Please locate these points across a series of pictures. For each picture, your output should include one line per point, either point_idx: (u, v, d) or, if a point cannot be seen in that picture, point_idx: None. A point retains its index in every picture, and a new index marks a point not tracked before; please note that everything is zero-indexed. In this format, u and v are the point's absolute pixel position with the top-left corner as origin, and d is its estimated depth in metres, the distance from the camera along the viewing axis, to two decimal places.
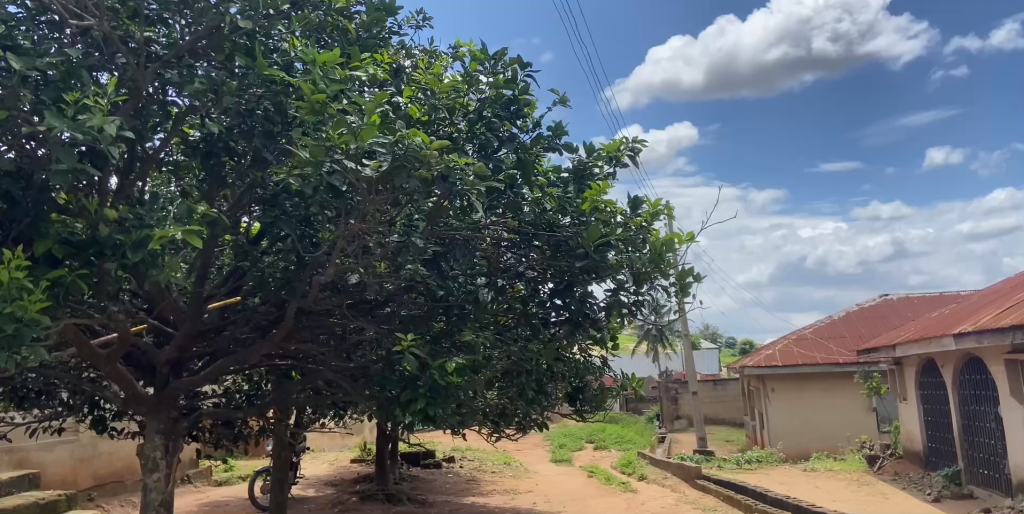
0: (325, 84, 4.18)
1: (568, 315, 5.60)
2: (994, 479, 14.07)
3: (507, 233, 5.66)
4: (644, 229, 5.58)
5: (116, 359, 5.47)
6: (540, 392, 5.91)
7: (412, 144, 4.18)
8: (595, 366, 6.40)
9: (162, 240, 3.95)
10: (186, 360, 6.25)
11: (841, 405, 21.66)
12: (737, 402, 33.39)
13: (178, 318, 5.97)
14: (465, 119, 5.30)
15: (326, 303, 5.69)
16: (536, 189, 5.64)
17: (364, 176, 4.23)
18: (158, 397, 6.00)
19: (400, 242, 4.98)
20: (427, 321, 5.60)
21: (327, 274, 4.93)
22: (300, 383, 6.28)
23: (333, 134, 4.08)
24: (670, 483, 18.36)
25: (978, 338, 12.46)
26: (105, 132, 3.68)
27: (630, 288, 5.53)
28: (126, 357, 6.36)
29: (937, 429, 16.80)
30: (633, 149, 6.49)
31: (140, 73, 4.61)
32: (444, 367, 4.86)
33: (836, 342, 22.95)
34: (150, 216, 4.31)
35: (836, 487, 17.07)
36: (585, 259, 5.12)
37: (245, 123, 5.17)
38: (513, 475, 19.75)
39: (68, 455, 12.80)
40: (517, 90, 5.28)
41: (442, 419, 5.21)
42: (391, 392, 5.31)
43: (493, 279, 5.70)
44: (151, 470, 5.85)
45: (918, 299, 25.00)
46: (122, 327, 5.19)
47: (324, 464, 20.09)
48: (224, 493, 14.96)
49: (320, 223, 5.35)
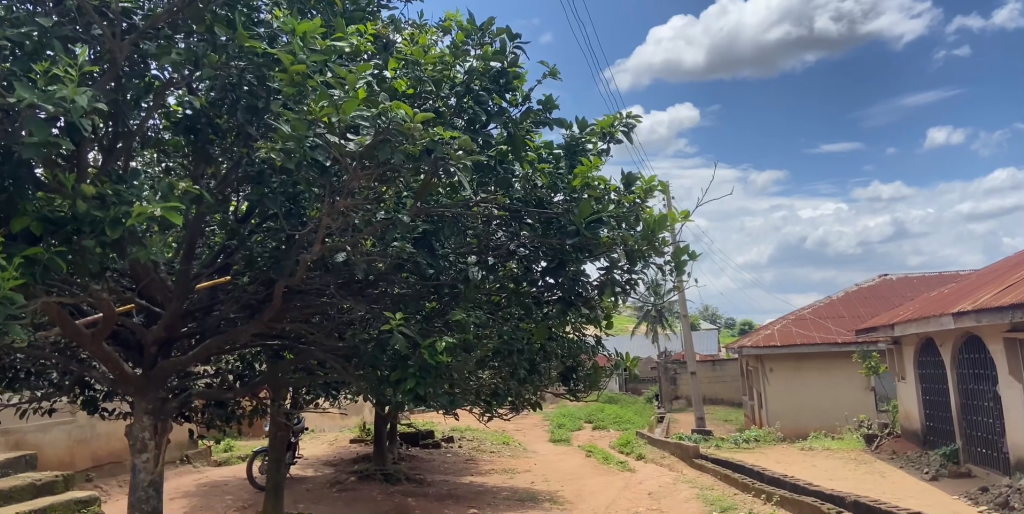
0: (305, 55, 4.03)
1: (560, 294, 5.37)
2: (992, 458, 14.06)
3: (497, 211, 5.50)
4: (637, 205, 5.42)
5: (101, 339, 5.38)
6: (534, 372, 5.82)
7: (396, 116, 3.99)
8: (589, 345, 6.26)
9: (141, 217, 3.87)
10: (174, 340, 6.16)
11: (839, 385, 21.63)
12: (736, 382, 33.45)
13: (166, 297, 5.88)
14: (453, 93, 5.15)
15: (315, 283, 5.60)
16: (526, 166, 5.51)
17: (347, 149, 4.14)
18: (146, 378, 5.92)
19: (388, 219, 4.84)
20: (416, 301, 5.47)
21: (313, 251, 4.84)
22: (291, 363, 6.19)
23: (314, 106, 3.94)
24: (667, 462, 18.38)
25: (976, 317, 12.39)
26: (78, 104, 3.59)
27: (624, 266, 5.29)
28: (114, 337, 6.28)
29: (935, 408, 16.79)
30: (627, 125, 6.34)
31: (116, 44, 4.46)
32: (435, 346, 4.87)
33: (834, 322, 22.90)
34: (130, 194, 4.22)
35: (834, 466, 17.10)
36: (577, 236, 4.93)
37: (229, 97, 5.02)
38: (512, 455, 19.77)
39: (66, 436, 12.78)
40: (506, 62, 5.17)
41: (433, 398, 5.13)
42: (382, 371, 5.23)
43: (484, 257, 5.56)
44: (139, 451, 5.79)
45: (917, 279, 24.90)
46: (108, 305, 5.11)
47: (323, 444, 20.13)
48: (223, 474, 14.97)
49: (307, 200, 5.25)
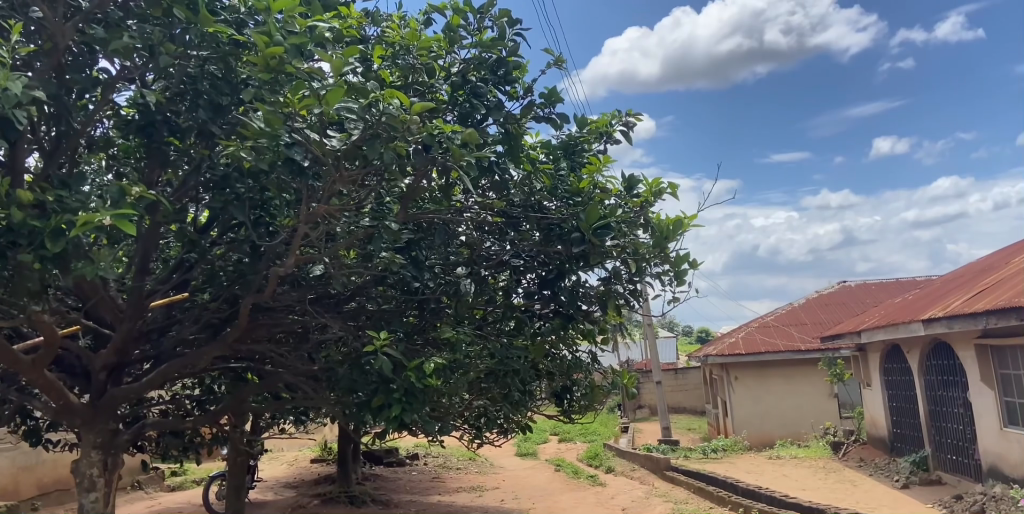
0: (281, 36, 3.55)
1: (556, 308, 4.98)
2: (962, 464, 13.99)
3: (491, 217, 5.06)
4: (644, 210, 4.99)
5: (42, 366, 4.77)
6: (525, 393, 5.37)
7: (388, 107, 3.57)
8: (584, 362, 5.80)
9: (87, 226, 3.34)
10: (125, 365, 5.56)
11: (806, 393, 21.53)
12: (698, 390, 33.38)
13: (116, 318, 5.29)
14: (447, 83, 4.72)
15: (285, 299, 5.07)
16: (526, 166, 4.98)
17: (329, 148, 3.71)
18: (94, 408, 5.32)
19: (370, 227, 4.32)
20: (398, 316, 5.01)
21: (286, 264, 4.33)
22: (257, 388, 5.65)
23: (292, 97, 3.48)
24: (638, 475, 18.00)
25: (949, 323, 12.26)
26: (11, 92, 3.06)
27: (626, 276, 4.89)
28: (57, 362, 5.66)
29: (903, 414, 16.73)
30: (625, 125, 5.92)
31: (57, 27, 3.90)
32: (422, 368, 4.39)
33: (798, 329, 22.89)
34: (74, 200, 3.66)
35: (804, 475, 16.91)
36: (584, 245, 4.43)
37: (188, 92, 4.46)
38: (479, 471, 19.21)
39: (9, 463, 11.92)
40: (507, 50, 4.70)
41: (419, 425, 4.64)
42: (360, 395, 4.72)
43: (474, 269, 5.05)
44: (87, 490, 5.15)
45: (877, 285, 25.07)
46: (50, 328, 4.50)
47: (283, 465, 19.34)
48: (177, 499, 14.16)
49: (277, 208, 4.72)
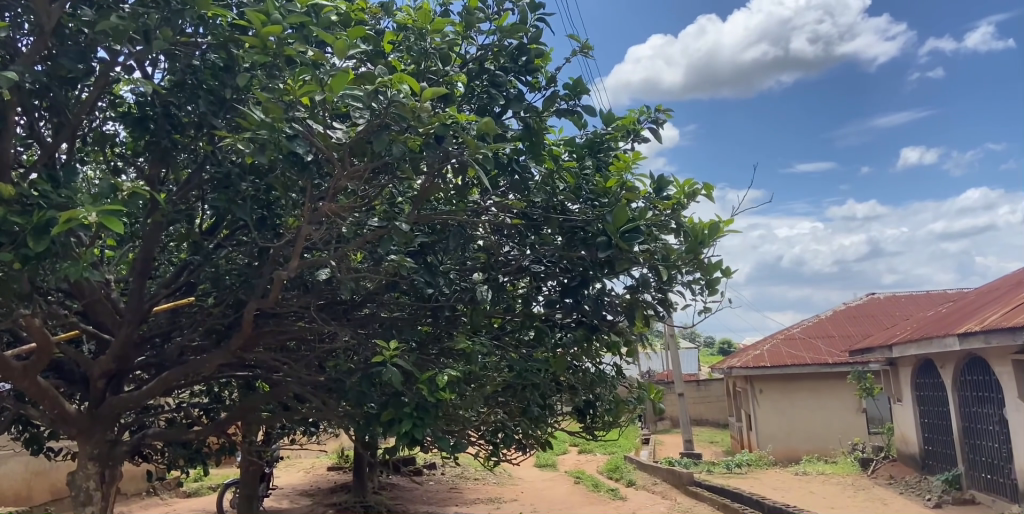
0: (279, 14, 3.33)
1: (580, 318, 4.67)
2: (998, 484, 13.42)
3: (511, 219, 4.73)
4: (676, 213, 4.61)
5: (34, 373, 4.51)
6: (547, 408, 5.02)
7: (396, 94, 3.26)
8: (609, 375, 5.40)
9: (68, 222, 3.05)
10: (126, 372, 5.33)
11: (833, 407, 20.95)
12: (721, 402, 32.83)
13: (115, 323, 5.05)
14: (463, 71, 4.46)
15: (291, 304, 4.80)
16: (547, 164, 4.63)
17: (334, 141, 3.45)
18: (92, 418, 5.07)
19: (380, 228, 4.03)
20: (411, 326, 4.75)
21: (290, 268, 4.03)
22: (262, 398, 5.37)
23: (292, 82, 3.25)
24: (660, 490, 17.56)
25: (985, 338, 11.74)
26: None
27: (656, 284, 4.53)
28: (57, 368, 5.45)
29: (935, 431, 16.13)
30: (654, 124, 5.58)
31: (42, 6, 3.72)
32: (434, 380, 4.06)
33: (825, 341, 22.32)
34: (60, 195, 3.40)
35: (832, 492, 16.37)
36: (611, 250, 4.05)
37: (188, 83, 4.31)
38: (497, 482, 18.83)
39: (21, 468, 11.77)
40: (528, 35, 4.46)
41: (433, 443, 4.32)
42: (370, 408, 4.43)
43: (492, 275, 4.77)
44: (83, 504, 4.90)
45: (906, 298, 24.44)
46: (41, 334, 4.25)
47: (299, 473, 19.14)
48: (191, 506, 13.94)
49: (283, 208, 4.44)
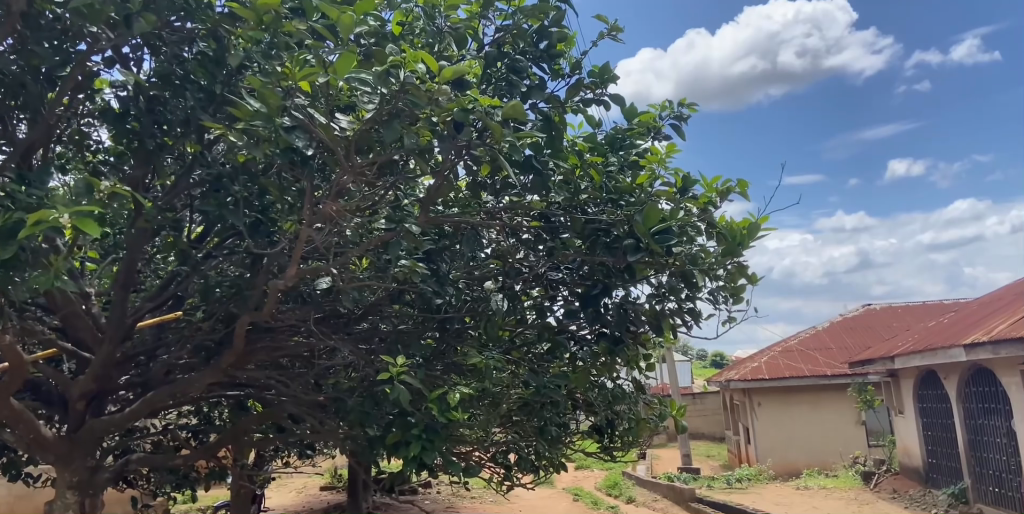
0: None
1: (601, 330, 4.32)
2: (1006, 498, 13.11)
3: (529, 222, 4.41)
4: (707, 213, 4.29)
5: (8, 394, 4.12)
6: (564, 427, 4.64)
7: (407, 76, 2.95)
8: (627, 392, 5.03)
9: (37, 225, 2.68)
10: (108, 393, 4.95)
11: (833, 420, 20.59)
12: (717, 416, 32.52)
13: (97, 340, 4.68)
14: (481, 54, 4.23)
15: (287, 317, 4.46)
16: (571, 160, 4.32)
17: (337, 132, 3.15)
18: (70, 443, 4.69)
19: (387, 231, 3.70)
20: (417, 339, 4.41)
21: (286, 276, 3.68)
22: (253, 419, 4.99)
23: (292, 67, 2.94)
24: (661, 507, 17.18)
25: (993, 349, 11.47)
26: None
27: (684, 290, 4.19)
28: (33, 389, 5.07)
29: (938, 444, 15.83)
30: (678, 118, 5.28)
31: None
32: (444, 399, 3.69)
33: (824, 353, 22.04)
34: (30, 197, 3.05)
35: (836, 508, 16.04)
36: (641, 252, 3.73)
37: (175, 74, 4.01)
38: (493, 500, 18.43)
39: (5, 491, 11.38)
40: (552, 15, 4.20)
41: (443, 468, 3.94)
42: (373, 429, 4.05)
43: (506, 283, 4.45)
44: None
45: (903, 309, 24.24)
46: (13, 352, 3.88)
47: (291, 493, 18.73)
48: None
49: (278, 212, 4.09)
